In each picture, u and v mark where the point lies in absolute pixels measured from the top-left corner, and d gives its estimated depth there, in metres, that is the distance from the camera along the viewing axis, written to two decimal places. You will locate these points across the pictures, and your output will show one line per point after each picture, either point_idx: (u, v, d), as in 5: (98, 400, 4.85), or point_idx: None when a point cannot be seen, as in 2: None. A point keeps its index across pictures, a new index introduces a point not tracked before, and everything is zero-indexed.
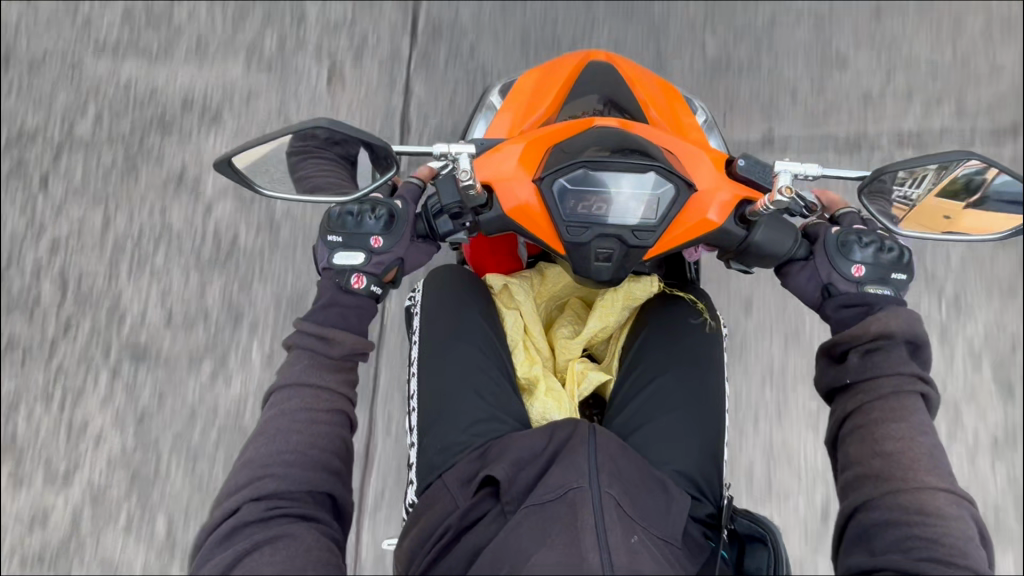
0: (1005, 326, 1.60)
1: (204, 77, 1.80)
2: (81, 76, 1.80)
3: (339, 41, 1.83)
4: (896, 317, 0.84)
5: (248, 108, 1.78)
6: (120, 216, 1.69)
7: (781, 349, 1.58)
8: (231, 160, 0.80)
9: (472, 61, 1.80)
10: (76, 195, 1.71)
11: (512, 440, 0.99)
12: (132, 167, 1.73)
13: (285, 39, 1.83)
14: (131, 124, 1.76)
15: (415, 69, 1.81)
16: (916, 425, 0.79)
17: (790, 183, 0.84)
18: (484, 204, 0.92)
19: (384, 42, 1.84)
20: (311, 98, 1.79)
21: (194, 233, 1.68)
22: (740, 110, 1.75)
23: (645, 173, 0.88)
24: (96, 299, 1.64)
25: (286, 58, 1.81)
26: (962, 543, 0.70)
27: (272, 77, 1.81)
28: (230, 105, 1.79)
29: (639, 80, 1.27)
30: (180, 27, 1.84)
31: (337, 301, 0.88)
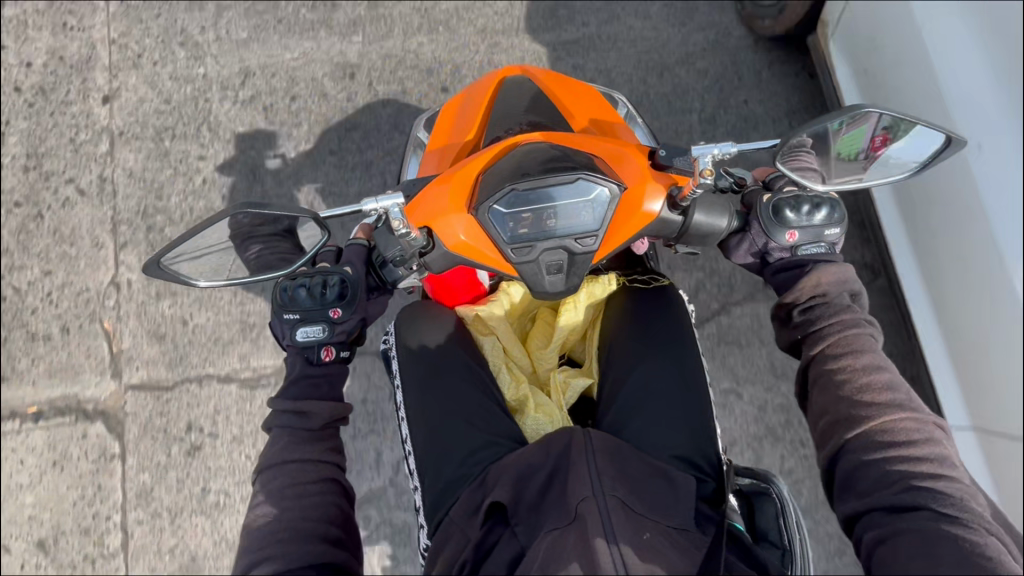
0: None
1: (127, 166, 1.73)
2: (29, 165, 1.75)
3: (275, 99, 1.75)
4: (829, 274, 0.89)
5: (181, 189, 1.71)
6: (102, 307, 1.66)
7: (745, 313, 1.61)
8: (161, 257, 0.79)
9: (413, 82, 1.76)
10: (54, 294, 1.68)
11: (509, 461, 1.02)
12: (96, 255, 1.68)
13: (211, 99, 1.76)
14: (67, 226, 1.71)
15: (329, 115, 1.74)
16: (872, 363, 0.83)
17: (712, 165, 0.85)
18: (427, 245, 0.94)
19: (324, 74, 1.76)
20: (229, 170, 1.72)
21: (149, 331, 1.65)
22: (674, 96, 1.74)
23: (574, 182, 0.91)
24: (98, 394, 1.63)
25: (229, 113, 1.75)
26: (935, 467, 0.74)
27: (210, 149, 1.73)
28: (182, 169, 1.72)
29: (556, 88, 1.31)
30: (104, 106, 1.77)
31: (308, 374, 0.87)
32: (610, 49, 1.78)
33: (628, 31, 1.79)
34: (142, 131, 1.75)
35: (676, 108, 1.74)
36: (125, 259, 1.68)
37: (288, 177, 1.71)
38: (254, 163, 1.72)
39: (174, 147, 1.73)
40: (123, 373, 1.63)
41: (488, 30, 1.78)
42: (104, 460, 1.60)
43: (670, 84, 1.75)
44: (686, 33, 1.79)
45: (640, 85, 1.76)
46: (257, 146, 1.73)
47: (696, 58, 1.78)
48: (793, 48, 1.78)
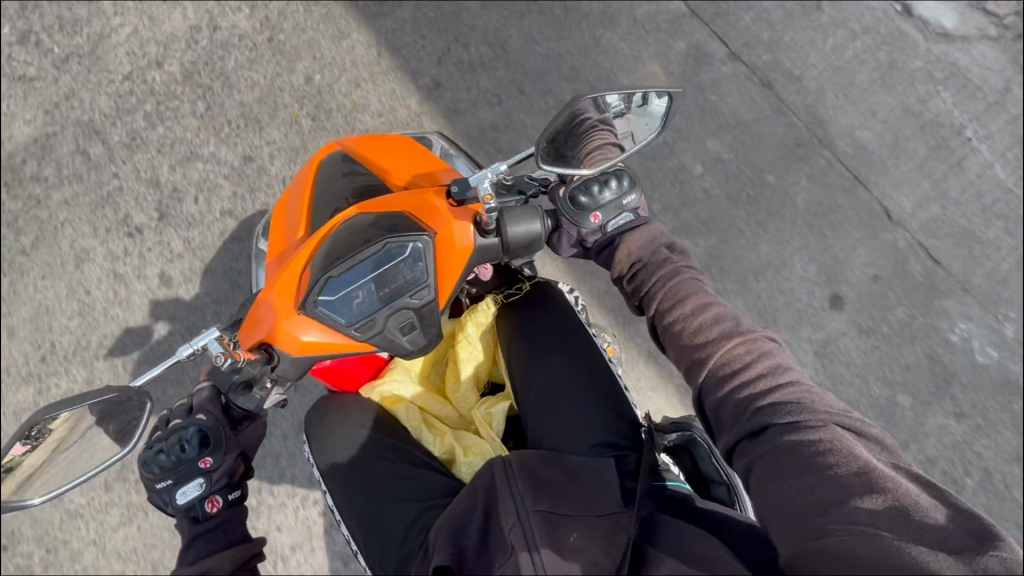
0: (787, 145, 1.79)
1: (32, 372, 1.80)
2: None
3: (139, 255, 1.80)
4: (635, 242, 0.94)
5: (89, 374, 1.77)
6: (71, 512, 1.75)
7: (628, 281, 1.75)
8: None
9: (268, 194, 1.83)
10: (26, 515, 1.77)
11: (439, 521, 1.08)
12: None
13: (81, 280, 1.81)
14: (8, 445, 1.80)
15: (196, 251, 1.80)
16: (698, 305, 0.88)
17: (491, 186, 0.91)
18: (269, 362, 0.93)
19: (182, 220, 1.81)
20: (124, 338, 1.77)
21: (120, 508, 1.75)
22: (498, 110, 1.84)
23: (383, 248, 0.94)
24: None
25: (110, 289, 1.79)
26: (773, 380, 0.78)
27: (98, 326, 1.79)
28: (87, 359, 1.77)
29: (369, 153, 1.35)
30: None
31: (198, 533, 0.88)
32: (425, 90, 1.87)
33: (434, 66, 1.87)
34: (38, 339, 1.80)
35: (505, 120, 1.83)
36: None
37: (173, 322, 1.76)
38: (143, 322, 1.77)
39: (69, 340, 1.79)
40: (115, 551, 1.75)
41: (309, 116, 1.84)
42: None
43: (490, 101, 1.84)
44: (486, 47, 1.86)
45: (466, 114, 1.84)
46: (140, 306, 1.78)
47: (504, 66, 1.85)
48: (587, 22, 1.86)
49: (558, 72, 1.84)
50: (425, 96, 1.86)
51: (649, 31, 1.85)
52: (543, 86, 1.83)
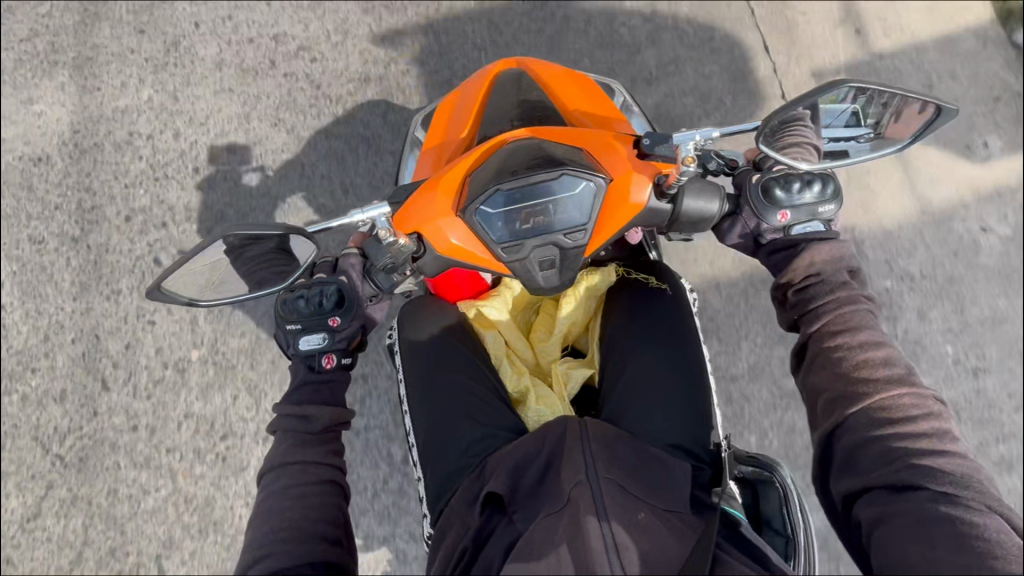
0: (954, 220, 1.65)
1: (109, 175, 1.70)
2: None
3: (262, 102, 1.73)
4: (823, 252, 0.89)
5: (168, 198, 1.68)
6: (89, 326, 1.61)
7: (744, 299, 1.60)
8: (161, 284, 0.86)
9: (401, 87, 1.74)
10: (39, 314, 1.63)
11: (504, 451, 1.03)
12: (77, 281, 1.64)
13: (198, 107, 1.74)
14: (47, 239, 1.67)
15: (318, 117, 1.72)
16: (870, 340, 0.82)
17: (693, 150, 0.85)
18: (419, 249, 0.96)
19: (309, 82, 1.74)
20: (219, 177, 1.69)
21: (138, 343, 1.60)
22: (667, 82, 1.71)
23: (558, 177, 0.91)
24: (86, 410, 1.57)
25: (208, 130, 1.72)
26: (936, 444, 0.73)
27: (197, 156, 1.71)
28: (161, 192, 1.68)
29: (546, 79, 1.30)
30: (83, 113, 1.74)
31: (309, 381, 0.93)
32: (599, 36, 1.75)
33: (618, 18, 1.76)
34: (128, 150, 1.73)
35: (672, 92, 1.70)
36: (114, 270, 1.64)
37: (273, 179, 1.69)
38: (244, 168, 1.70)
39: (163, 158, 1.71)
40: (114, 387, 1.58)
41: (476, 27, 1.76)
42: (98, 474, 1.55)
43: (662, 70, 1.73)
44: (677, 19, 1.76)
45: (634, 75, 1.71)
46: (246, 152, 1.71)
47: (689, 43, 1.75)
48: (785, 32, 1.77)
49: (740, 67, 1.73)
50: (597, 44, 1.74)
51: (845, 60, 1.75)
52: (721, 76, 1.72)
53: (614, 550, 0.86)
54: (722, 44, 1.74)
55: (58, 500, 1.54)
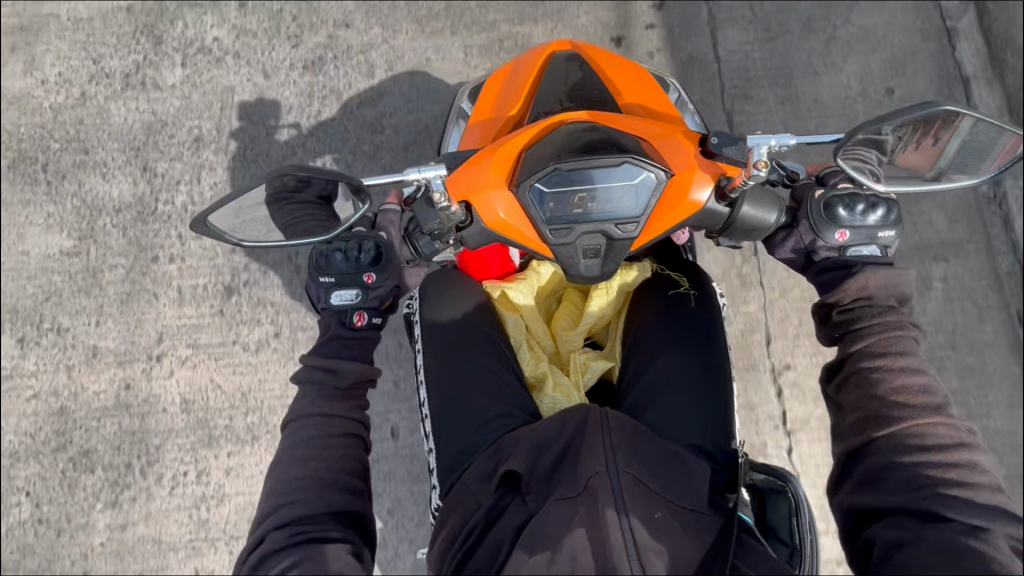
0: (1006, 262, 1.58)
1: (148, 113, 1.67)
2: (27, 129, 1.67)
3: (309, 54, 1.68)
4: (878, 275, 0.86)
5: (205, 142, 1.65)
6: (113, 261, 1.60)
7: (774, 316, 1.56)
8: (205, 218, 0.78)
9: (452, 53, 1.68)
10: (64, 243, 1.61)
11: (524, 431, 1.01)
12: (105, 214, 1.62)
13: (242, 50, 1.69)
14: (81, 169, 1.64)
15: (364, 77, 1.67)
16: (909, 365, 0.80)
17: (766, 155, 0.82)
18: (465, 219, 0.93)
19: (360, 40, 1.69)
20: (257, 125, 1.65)
21: (160, 284, 1.59)
22: (727, 82, 1.65)
23: (618, 165, 0.88)
24: (103, 344, 1.57)
25: (247, 76, 1.68)
26: (967, 475, 0.72)
27: (236, 100, 1.67)
28: (191, 140, 1.65)
29: (606, 66, 1.27)
30: (128, 46, 1.70)
31: (339, 337, 0.90)
32: (661, 29, 1.69)
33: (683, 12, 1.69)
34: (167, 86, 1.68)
35: (730, 95, 1.64)
36: (143, 208, 1.62)
37: (313, 134, 1.64)
38: (283, 119, 1.66)
39: (203, 99, 1.67)
40: (130, 325, 1.57)
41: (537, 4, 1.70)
42: (107, 409, 1.55)
43: (722, 70, 1.66)
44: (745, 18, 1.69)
45: (692, 73, 1.66)
46: (287, 103, 1.66)
47: (756, 45, 1.67)
48: (859, 45, 1.67)
49: (805, 75, 1.65)
50: (659, 37, 1.68)
51: (918, 80, 1.65)
52: (785, 82, 1.64)
53: (631, 540, 0.86)
54: (785, 49, 1.67)
55: (63, 441, 1.53)
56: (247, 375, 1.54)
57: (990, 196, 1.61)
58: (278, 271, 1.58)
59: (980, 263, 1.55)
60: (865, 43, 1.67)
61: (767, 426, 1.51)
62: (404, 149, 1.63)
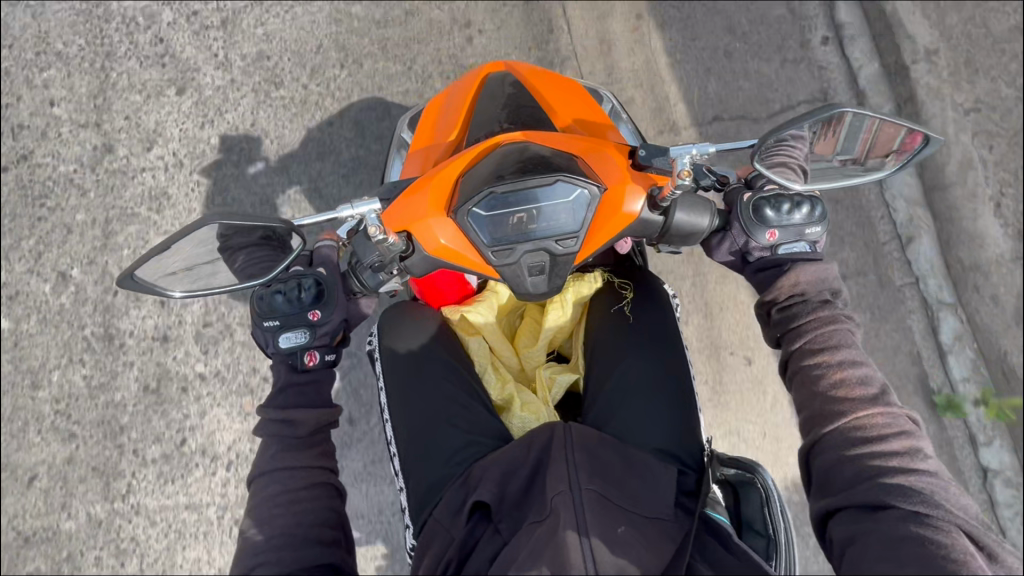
0: (939, 237, 1.67)
1: (81, 163, 1.61)
2: None
3: (244, 90, 1.66)
4: (807, 271, 0.90)
5: (143, 188, 1.61)
6: (57, 320, 1.54)
7: (730, 311, 1.60)
8: (131, 275, 0.76)
9: (391, 78, 1.68)
10: (2, 305, 1.55)
11: (490, 459, 1.02)
12: (42, 272, 1.56)
13: (174, 92, 1.65)
14: (13, 226, 1.58)
15: (304, 109, 1.65)
16: (847, 359, 0.83)
17: (689, 164, 0.85)
18: (406, 250, 0.95)
19: (296, 72, 1.67)
20: (198, 167, 1.62)
21: (108, 339, 1.53)
22: (661, 92, 1.71)
23: (552, 184, 0.90)
24: (54, 407, 1.52)
25: (182, 117, 1.64)
26: (909, 462, 0.74)
27: (173, 143, 1.63)
28: (136, 179, 1.61)
29: (538, 85, 1.30)
30: (50, 95, 1.63)
31: (293, 382, 0.89)
32: (595, 43, 1.74)
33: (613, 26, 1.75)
34: (96, 133, 1.63)
35: (665, 105, 1.71)
36: (84, 262, 1.57)
37: (257, 172, 1.62)
38: (223, 159, 1.63)
39: (138, 145, 1.63)
40: (80, 384, 1.52)
41: (471, 24, 1.72)
42: (65, 473, 1.50)
43: (655, 79, 1.72)
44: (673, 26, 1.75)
45: (627, 84, 1.71)
46: (226, 141, 1.64)
47: (685, 52, 1.74)
48: (783, 43, 1.75)
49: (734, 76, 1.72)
50: (593, 51, 1.73)
51: (838, 76, 1.74)
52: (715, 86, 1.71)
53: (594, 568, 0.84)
54: (714, 54, 1.73)
55: (26, 502, 1.49)
56: (211, 422, 1.52)
57: (918, 177, 1.70)
58: (231, 314, 1.55)
59: (905, 244, 1.67)
60: (788, 43, 1.75)
61: (729, 417, 1.58)
62: (354, 181, 1.63)
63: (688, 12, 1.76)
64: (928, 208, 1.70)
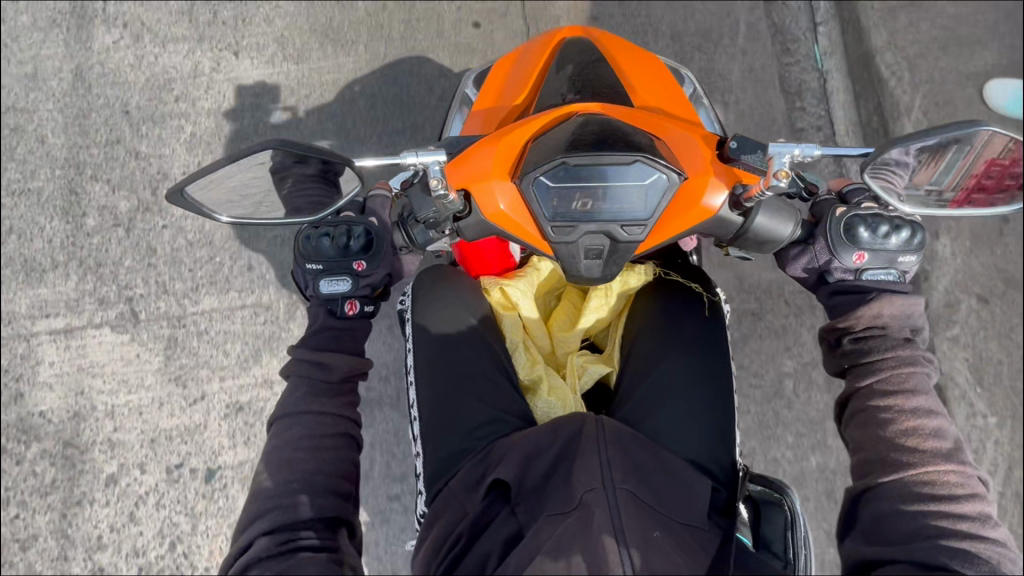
0: (1005, 286, 1.58)
1: (135, 92, 1.60)
2: (16, 91, 1.60)
3: (306, 38, 1.63)
4: (892, 304, 0.82)
5: (193, 123, 1.59)
6: (90, 243, 1.53)
7: (771, 331, 1.55)
8: (182, 191, 0.78)
9: (455, 45, 1.63)
10: (38, 222, 1.54)
11: (515, 439, 0.98)
12: (84, 193, 1.55)
13: (237, 32, 1.63)
14: (59, 146, 1.57)
15: (362, 63, 1.62)
16: (920, 404, 0.76)
17: (787, 165, 0.77)
18: (462, 210, 0.89)
19: (360, 27, 1.64)
20: (249, 108, 1.59)
21: (139, 267, 1.52)
22: (732, 97, 1.65)
23: (629, 164, 0.83)
24: (74, 327, 1.50)
25: (240, 58, 1.62)
26: (979, 527, 0.68)
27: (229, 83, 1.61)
28: (188, 113, 1.59)
29: (620, 55, 1.21)
30: (117, 22, 1.63)
31: (329, 325, 0.87)
32: (670, 38, 1.67)
33: (691, 24, 1.69)
34: (157, 65, 1.62)
35: (734, 110, 1.63)
36: (127, 188, 1.56)
37: (307, 118, 1.58)
38: (275, 102, 1.59)
39: (195, 79, 1.61)
40: (104, 306, 1.50)
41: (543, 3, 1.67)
42: (72, 396, 1.47)
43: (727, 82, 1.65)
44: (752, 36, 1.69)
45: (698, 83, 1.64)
46: (281, 86, 1.60)
47: (762, 64, 1.68)
48: (857, 72, 1.71)
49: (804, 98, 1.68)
50: (668, 46, 1.66)
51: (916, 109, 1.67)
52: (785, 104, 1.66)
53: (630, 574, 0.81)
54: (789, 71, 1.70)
55: (27, 422, 1.46)
56: (228, 365, 1.49)
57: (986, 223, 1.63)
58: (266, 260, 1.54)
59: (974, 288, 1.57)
60: (866, 71, 1.69)
61: (760, 440, 1.50)
62: (402, 139, 1.58)
63: (768, 24, 1.70)
64: (1002, 255, 1.59)
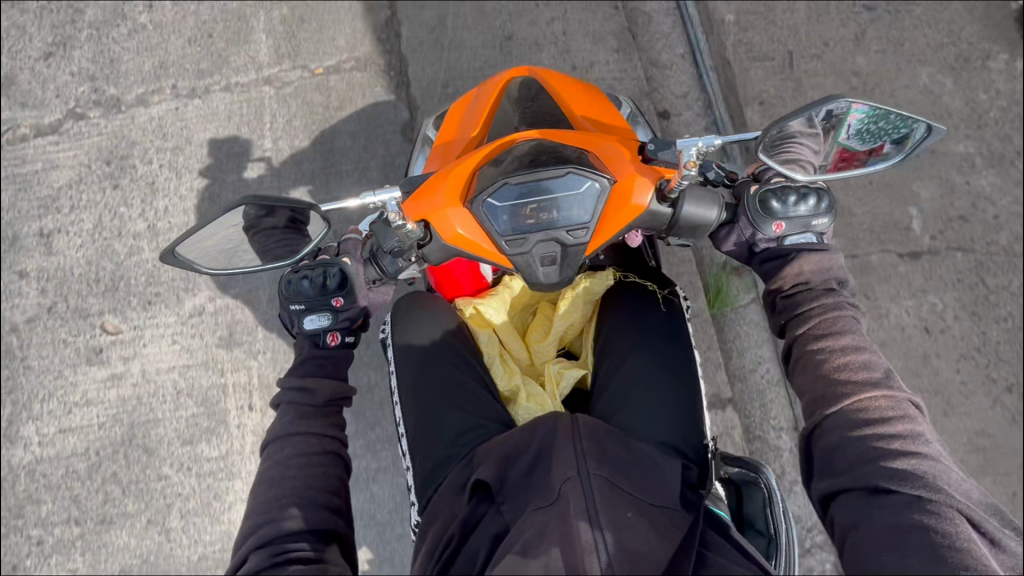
0: (949, 244, 1.69)
1: (120, 166, 1.73)
2: (12, 181, 1.73)
3: (271, 97, 1.75)
4: (812, 261, 0.92)
5: (178, 189, 1.71)
6: (96, 312, 1.65)
7: (739, 311, 1.64)
8: (172, 250, 0.86)
9: (410, 84, 1.75)
10: (46, 298, 1.67)
11: (498, 440, 1.05)
12: (85, 267, 1.68)
13: (206, 99, 1.75)
14: (58, 225, 1.70)
15: (326, 112, 1.74)
16: (851, 344, 0.85)
17: (695, 156, 0.88)
18: (424, 238, 0.99)
19: (320, 79, 1.76)
20: (227, 169, 1.72)
21: (144, 329, 1.64)
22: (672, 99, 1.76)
23: (563, 176, 0.94)
24: (93, 391, 1.62)
25: (212, 123, 1.74)
26: (913, 445, 0.75)
27: (205, 146, 1.73)
28: (171, 180, 1.71)
29: (560, 88, 1.33)
30: (97, 105, 1.76)
31: (314, 356, 0.96)
32: (609, 49, 1.77)
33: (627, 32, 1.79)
34: (136, 139, 1.74)
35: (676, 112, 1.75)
36: (123, 258, 1.68)
37: (282, 172, 1.71)
38: (250, 160, 1.72)
39: (174, 148, 1.73)
40: (116, 371, 1.62)
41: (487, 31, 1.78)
42: (100, 454, 1.60)
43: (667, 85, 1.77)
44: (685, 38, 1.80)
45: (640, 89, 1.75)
46: (254, 144, 1.73)
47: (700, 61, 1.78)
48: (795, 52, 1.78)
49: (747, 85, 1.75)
50: (607, 56, 1.76)
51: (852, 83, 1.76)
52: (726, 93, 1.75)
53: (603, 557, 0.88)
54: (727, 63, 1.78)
55: (62, 482, 1.59)
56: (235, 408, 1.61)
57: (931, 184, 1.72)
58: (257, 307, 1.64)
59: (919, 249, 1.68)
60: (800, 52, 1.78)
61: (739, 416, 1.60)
62: (372, 180, 1.70)
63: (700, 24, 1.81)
64: (943, 215, 1.71)
